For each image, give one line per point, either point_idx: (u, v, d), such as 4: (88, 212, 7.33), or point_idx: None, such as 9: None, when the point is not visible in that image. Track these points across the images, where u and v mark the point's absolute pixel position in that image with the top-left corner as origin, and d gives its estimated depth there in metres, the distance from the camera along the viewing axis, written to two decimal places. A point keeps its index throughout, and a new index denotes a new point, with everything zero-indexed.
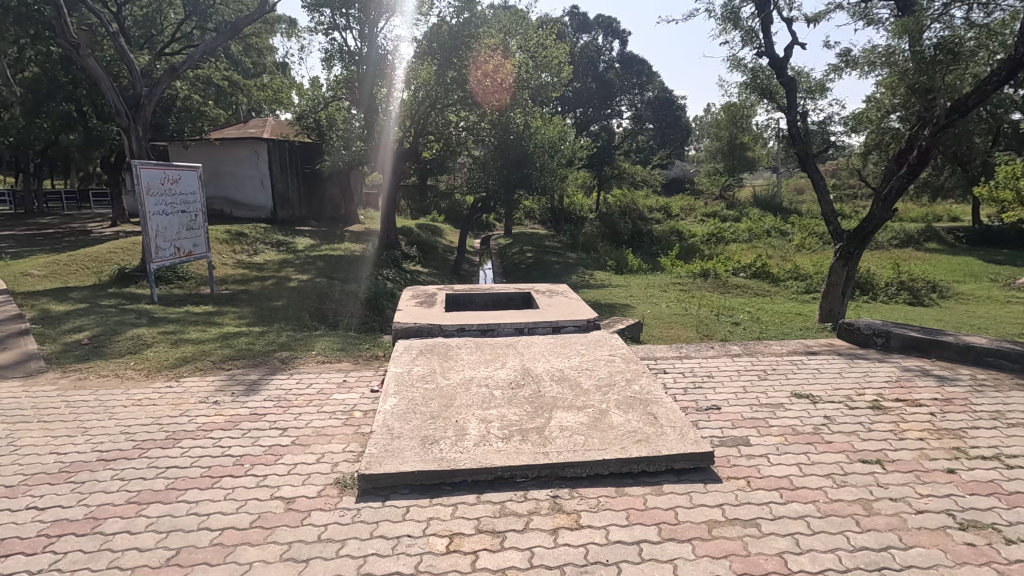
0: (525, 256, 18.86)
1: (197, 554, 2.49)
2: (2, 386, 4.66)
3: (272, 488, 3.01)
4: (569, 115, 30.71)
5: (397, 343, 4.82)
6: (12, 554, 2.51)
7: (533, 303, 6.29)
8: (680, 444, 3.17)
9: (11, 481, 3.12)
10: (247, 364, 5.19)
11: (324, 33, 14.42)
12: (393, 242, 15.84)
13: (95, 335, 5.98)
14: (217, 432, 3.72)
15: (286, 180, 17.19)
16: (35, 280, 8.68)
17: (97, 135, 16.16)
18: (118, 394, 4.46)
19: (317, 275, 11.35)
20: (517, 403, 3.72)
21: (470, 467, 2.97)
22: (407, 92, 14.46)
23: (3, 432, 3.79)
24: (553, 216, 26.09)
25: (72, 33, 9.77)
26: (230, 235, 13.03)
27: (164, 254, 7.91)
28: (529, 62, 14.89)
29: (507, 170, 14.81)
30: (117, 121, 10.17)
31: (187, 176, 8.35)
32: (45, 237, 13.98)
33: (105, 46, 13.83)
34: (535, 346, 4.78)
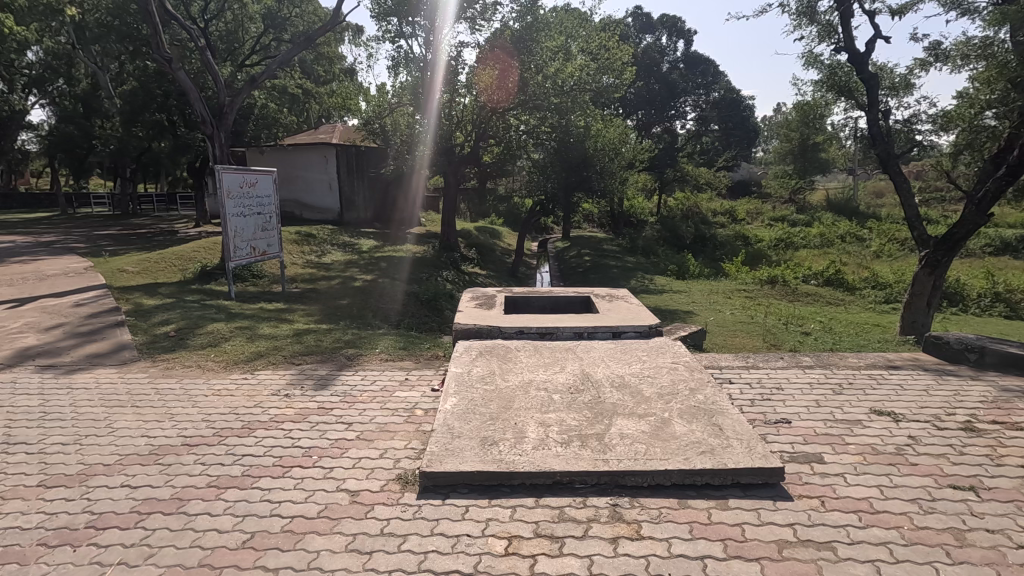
0: (583, 260, 18.72)
1: (270, 539, 2.61)
2: (99, 373, 5.09)
3: (338, 480, 3.12)
4: (630, 117, 30.29)
5: (458, 344, 4.90)
6: (109, 527, 2.73)
7: (593, 308, 6.22)
8: (748, 458, 3.04)
9: (108, 461, 3.40)
10: (316, 360, 5.43)
11: (390, 41, 14.90)
12: (452, 244, 16.14)
13: (181, 328, 6.44)
14: (288, 424, 3.90)
15: (352, 184, 17.91)
16: (129, 276, 9.43)
17: (184, 142, 17.36)
18: (200, 384, 4.77)
19: (380, 276, 11.71)
20: (576, 408, 3.68)
21: (528, 470, 2.97)
22: (469, 97, 14.64)
23: (102, 414, 4.14)
24: (612, 220, 25.81)
25: (165, 47, 10.54)
26: (300, 237, 13.73)
27: (241, 254, 8.41)
28: (591, 63, 14.72)
29: (568, 173, 15.54)
30: (202, 129, 10.86)
31: (264, 180, 8.83)
32: (139, 236, 15.21)
33: (192, 59, 14.91)
34: (594, 351, 4.73)
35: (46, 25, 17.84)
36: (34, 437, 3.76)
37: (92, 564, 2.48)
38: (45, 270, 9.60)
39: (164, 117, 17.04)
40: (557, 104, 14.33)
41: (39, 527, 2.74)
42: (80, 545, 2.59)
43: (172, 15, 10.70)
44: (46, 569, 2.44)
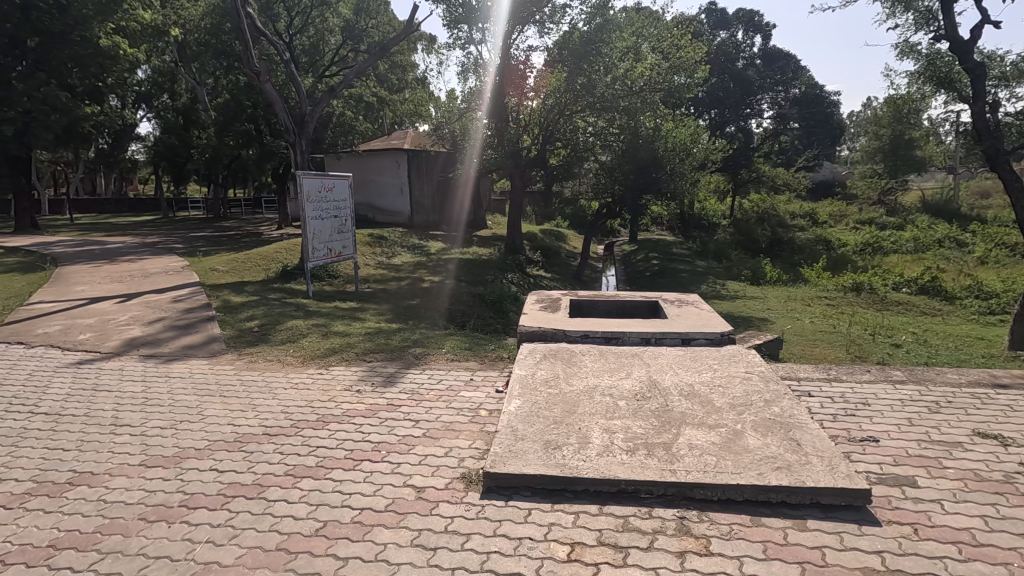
0: (651, 263, 18.34)
1: (340, 529, 2.72)
2: (193, 363, 5.52)
3: (405, 476, 3.21)
4: (702, 117, 28.99)
5: (523, 347, 4.91)
6: (198, 507, 2.94)
7: (661, 313, 6.06)
8: (829, 477, 2.85)
9: (199, 445, 3.68)
10: (385, 357, 5.62)
11: (461, 48, 15.26)
12: (518, 246, 16.21)
13: (263, 324, 6.86)
14: (359, 419, 4.06)
15: (422, 188, 18.50)
16: (219, 275, 10.18)
17: (269, 150, 18.54)
18: (280, 377, 5.06)
19: (447, 277, 11.98)
20: (642, 416, 3.59)
21: (592, 477, 2.93)
22: (537, 101, 15.03)
23: (195, 401, 4.49)
24: (682, 222, 25.13)
25: (254, 61, 11.28)
26: (373, 239, 14.33)
27: (318, 255, 8.86)
28: (662, 63, 14.64)
29: (634, 175, 14.96)
30: (286, 137, 11.55)
31: (340, 184, 9.26)
32: (229, 238, 16.40)
33: (278, 72, 16.01)
34: (662, 358, 4.60)
35: (154, 46, 19.73)
36: (138, 419, 4.13)
37: (184, 539, 2.68)
38: (149, 268, 10.55)
39: (253, 128, 18.16)
40: (627, 106, 14.32)
41: (140, 503, 3.00)
42: (173, 522, 2.81)
43: (261, 31, 11.44)
44: (145, 542, 2.67)
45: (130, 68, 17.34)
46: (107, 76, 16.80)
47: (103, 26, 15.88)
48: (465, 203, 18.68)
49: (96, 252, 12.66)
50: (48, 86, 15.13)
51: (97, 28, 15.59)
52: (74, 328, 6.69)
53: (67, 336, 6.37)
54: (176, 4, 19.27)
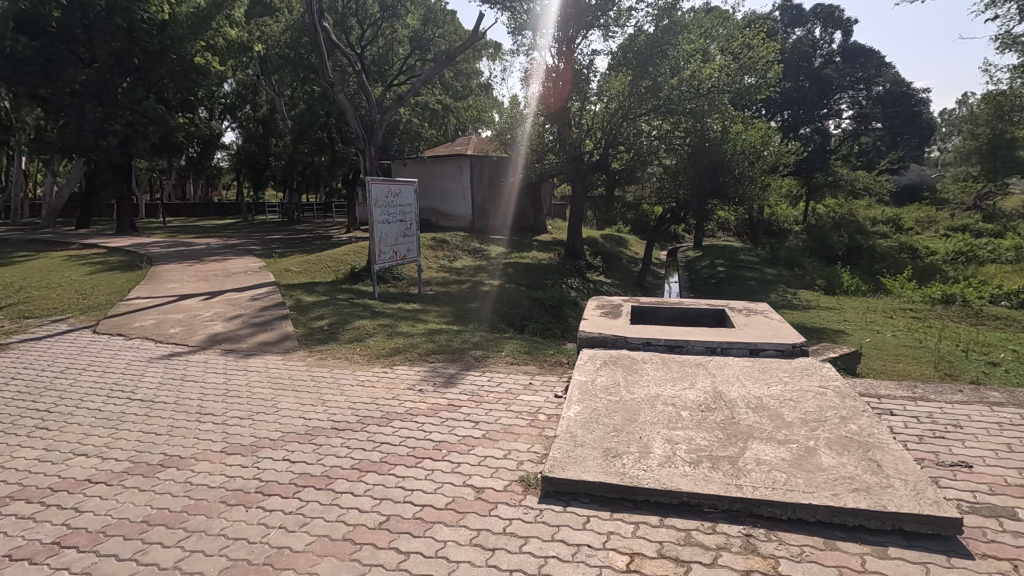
0: (716, 270, 17.80)
1: (403, 524, 2.81)
2: (268, 359, 5.85)
3: (464, 476, 3.26)
4: (773, 119, 27.46)
5: (582, 352, 4.88)
6: (272, 494, 3.12)
7: (728, 322, 5.84)
8: (913, 503, 2.65)
9: (274, 436, 3.91)
10: (446, 358, 5.75)
11: (525, 54, 15.39)
12: (578, 251, 16.14)
13: (332, 323, 7.18)
14: (421, 417, 4.18)
15: (484, 193, 18.79)
16: (293, 275, 10.76)
17: (340, 156, 19.04)
18: (348, 374, 5.29)
19: (507, 281, 12.10)
20: (706, 427, 3.48)
21: (653, 487, 2.86)
22: (600, 104, 14.67)
23: (270, 394, 4.77)
24: (751, 228, 24.24)
25: (329, 72, 11.86)
26: (435, 243, 14.71)
27: (385, 257, 9.18)
28: (731, 63, 14.44)
29: (701, 179, 14.45)
30: (357, 145, 12.04)
31: (407, 190, 9.56)
32: (302, 241, 17.30)
33: (350, 82, 16.98)
34: (729, 368, 4.44)
35: (240, 61, 21.12)
36: (220, 409, 4.43)
37: (259, 524, 2.84)
38: (231, 268, 11.29)
39: (326, 135, 18.96)
40: (693, 108, 13.98)
41: (221, 487, 3.22)
42: (250, 507, 2.99)
43: (335, 43, 11.97)
44: (226, 523, 2.86)
45: (218, 82, 18.68)
46: (198, 90, 18.12)
47: (196, 44, 17.23)
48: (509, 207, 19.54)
49: (186, 253, 13.69)
50: (147, 100, 16.54)
51: (191, 46, 16.93)
52: (165, 322, 7.26)
53: (160, 330, 6.93)
54: (259, 21, 20.54)
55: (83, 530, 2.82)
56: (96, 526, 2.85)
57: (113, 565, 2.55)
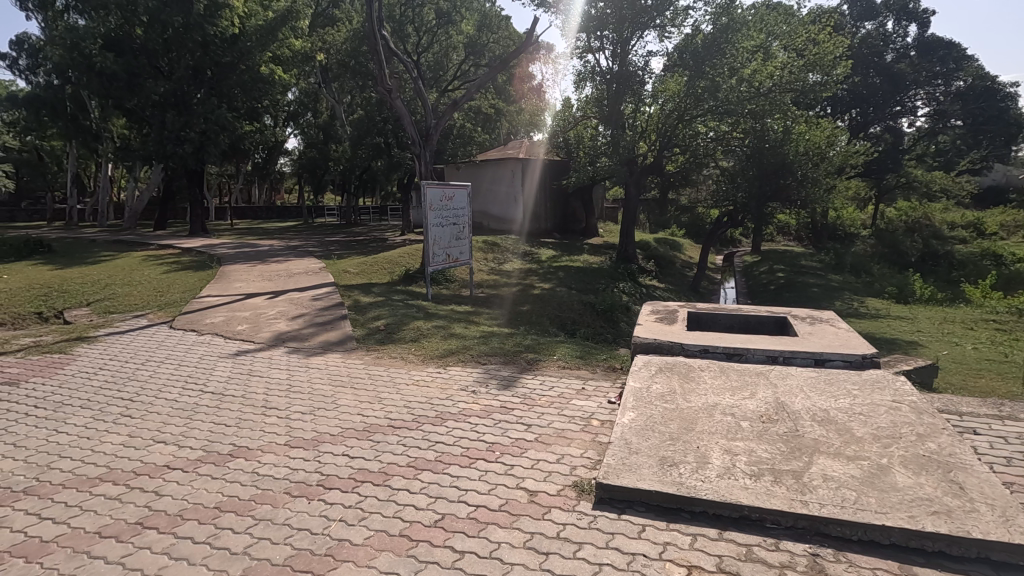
0: (775, 276, 17.14)
1: (458, 523, 2.85)
2: (328, 356, 6.07)
3: (518, 478, 3.28)
4: (840, 119, 25.96)
5: (637, 358, 4.80)
6: (333, 487, 3.24)
7: (790, 330, 5.61)
8: (1002, 530, 2.46)
9: (333, 431, 4.06)
10: (499, 361, 5.80)
11: (579, 56, 15.33)
12: (630, 256, 15.94)
13: (388, 323, 7.38)
14: (474, 418, 4.23)
15: (536, 197, 18.93)
16: (351, 276, 11.14)
17: (396, 162, 19.66)
18: (403, 373, 5.43)
19: (558, 284, 12.07)
20: (769, 439, 3.34)
21: (712, 499, 2.78)
22: (655, 106, 14.55)
23: (330, 391, 4.95)
24: (814, 232, 23.30)
25: (388, 80, 12.23)
26: (486, 246, 14.87)
27: (438, 260, 9.35)
28: (795, 60, 13.91)
29: (760, 181, 13.88)
30: (412, 150, 12.31)
31: (460, 194, 9.69)
32: (358, 243, 17.85)
33: (408, 88, 17.61)
34: (792, 379, 4.26)
35: (303, 70, 22.01)
36: (284, 404, 4.64)
37: (321, 516, 2.95)
38: (293, 269, 11.79)
39: (382, 140, 19.54)
40: (753, 108, 13.63)
41: (286, 479, 3.37)
42: (312, 499, 3.12)
43: (394, 51, 12.27)
44: (290, 514, 2.98)
45: (283, 92, 19.54)
46: (264, 99, 19.02)
47: (262, 55, 18.12)
48: (557, 210, 19.77)
49: (252, 254, 14.42)
50: (220, 108, 17.47)
51: (259, 56, 17.86)
52: (234, 320, 7.67)
53: (228, 327, 7.33)
54: (321, 31, 21.32)
55: (163, 513, 3.02)
56: (174, 510, 3.04)
57: (189, 547, 2.72)
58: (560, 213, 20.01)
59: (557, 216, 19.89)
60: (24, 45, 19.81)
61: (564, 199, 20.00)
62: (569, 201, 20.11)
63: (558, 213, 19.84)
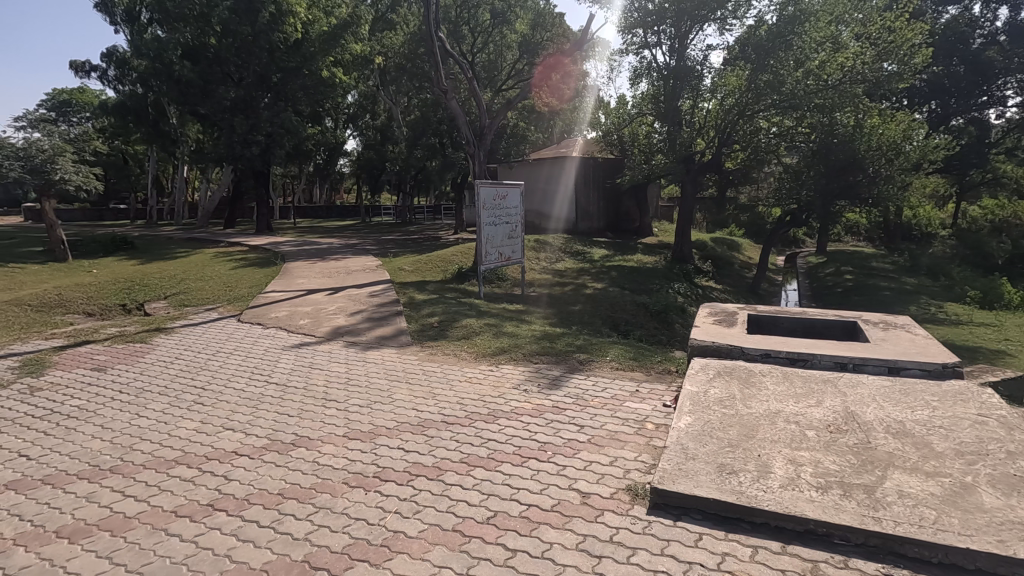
0: (842, 277, 16.28)
1: (509, 521, 2.85)
2: (384, 352, 6.24)
3: (570, 479, 3.26)
4: (917, 110, 24.16)
5: (694, 361, 4.66)
6: (389, 479, 3.32)
7: (861, 335, 5.30)
8: None
9: (389, 425, 4.16)
10: (551, 360, 5.77)
11: (635, 52, 15.05)
12: (686, 256, 15.55)
13: (441, 320, 7.50)
14: (526, 417, 4.24)
15: (587, 195, 18.77)
16: (406, 274, 11.41)
17: (450, 161, 19.99)
18: (455, 370, 5.50)
19: (611, 284, 11.90)
20: (836, 451, 3.17)
21: (774, 510, 2.66)
22: (713, 102, 14.19)
23: (386, 385, 5.08)
24: (885, 232, 21.92)
25: (444, 80, 12.40)
26: (537, 245, 14.87)
27: (491, 259, 9.40)
28: (869, 50, 13.13)
29: (827, 179, 13.21)
30: (466, 149, 12.45)
31: (513, 193, 9.71)
32: (413, 241, 18.24)
33: (463, 89, 17.86)
34: (863, 387, 4.02)
35: (362, 74, 22.64)
36: (343, 397, 4.80)
37: (377, 507, 3.03)
38: (352, 266, 12.19)
39: (437, 141, 19.95)
40: (821, 103, 12.84)
41: (344, 469, 3.48)
42: (369, 490, 3.20)
43: (450, 52, 12.42)
44: (348, 503, 3.08)
45: (343, 94, 20.18)
46: (326, 102, 19.74)
47: (325, 60, 18.82)
48: (610, 208, 19.54)
49: (313, 251, 15.00)
50: (285, 112, 18.31)
51: (321, 61, 18.57)
52: (296, 314, 8.01)
53: (291, 321, 7.66)
54: (380, 34, 21.84)
55: (232, 496, 3.19)
56: (242, 494, 3.21)
57: (256, 530, 2.85)
58: (613, 212, 19.75)
59: (611, 215, 19.64)
60: (112, 56, 21.35)
61: (618, 198, 19.73)
62: (623, 200, 19.80)
63: (612, 212, 19.60)
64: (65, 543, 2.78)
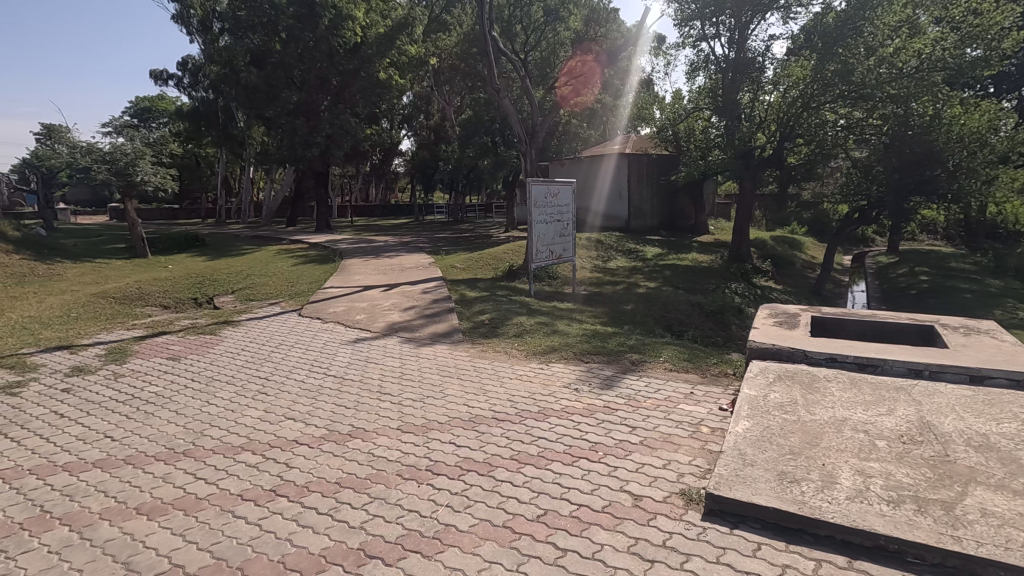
0: (917, 279, 15.24)
1: (560, 520, 2.84)
2: (437, 348, 6.34)
3: (622, 480, 3.21)
4: (1005, 98, 22.29)
5: (753, 364, 4.49)
6: (441, 473, 3.38)
7: (938, 341, 4.96)
8: None
9: (441, 419, 4.23)
10: (602, 360, 5.71)
11: (692, 45, 14.64)
12: (744, 255, 15.04)
13: (492, 318, 7.56)
14: (577, 416, 4.21)
15: (641, 192, 18.43)
16: (458, 271, 11.56)
17: (502, 159, 20.15)
18: (506, 367, 5.53)
19: (664, 284, 11.63)
20: (910, 463, 2.97)
21: (841, 523, 2.53)
22: (775, 94, 13.69)
23: (438, 381, 5.17)
24: (968, 231, 20.36)
25: (497, 79, 12.48)
26: (589, 243, 14.74)
27: (542, 257, 9.39)
28: (950, 34, 12.24)
29: (900, 173, 12.37)
30: (519, 147, 12.48)
31: (564, 191, 9.68)
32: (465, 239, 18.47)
33: (515, 88, 17.92)
34: (941, 396, 3.75)
35: (417, 75, 23.09)
36: (397, 391, 4.92)
37: (429, 500, 3.09)
38: (406, 264, 12.47)
39: (490, 139, 20.18)
40: (894, 92, 12.06)
41: (398, 461, 3.57)
42: (422, 483, 3.27)
43: (502, 50, 12.45)
44: (402, 495, 3.16)
45: (399, 96, 20.67)
46: (382, 103, 20.27)
47: (382, 62, 19.32)
48: (664, 205, 19.17)
49: (369, 249, 15.43)
50: (344, 114, 18.94)
51: (378, 63, 19.08)
52: (353, 310, 8.26)
53: (348, 316, 7.91)
54: (434, 35, 22.20)
55: (292, 483, 3.34)
56: (302, 481, 3.35)
57: (314, 517, 2.96)
58: (668, 209, 19.36)
59: (665, 212, 19.27)
60: (187, 65, 22.71)
61: (673, 195, 19.34)
62: (678, 197, 19.40)
63: (666, 209, 19.22)
64: (144, 520, 2.99)
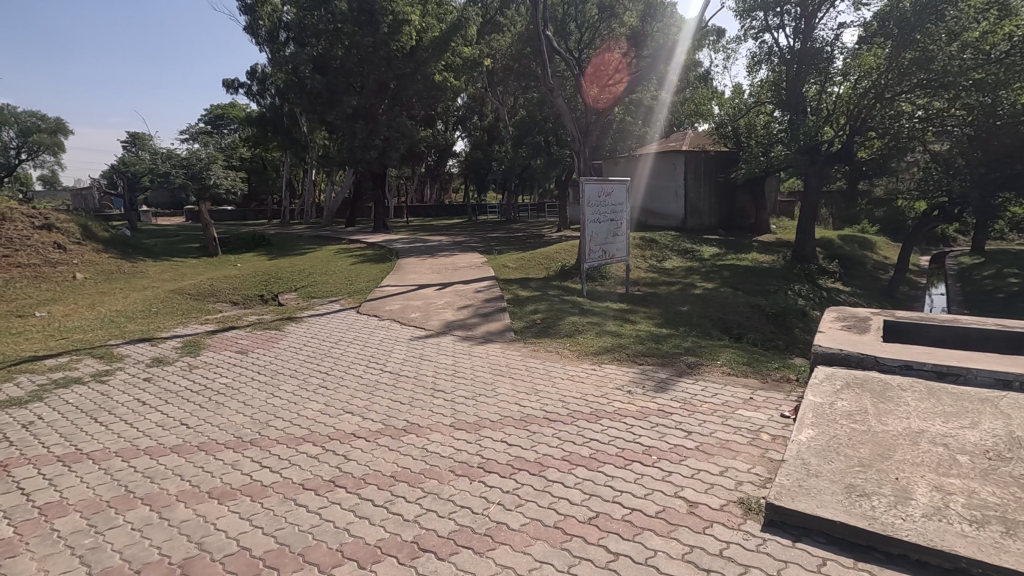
0: (1006, 281, 14.04)
1: (612, 523, 2.80)
2: (489, 346, 6.39)
3: (676, 486, 3.13)
4: None
5: (818, 370, 4.26)
6: (493, 471, 3.40)
7: None
8: None
9: (492, 418, 4.27)
10: (657, 362, 5.59)
11: (754, 37, 14.09)
12: (808, 255, 14.36)
13: (544, 317, 7.55)
14: (630, 418, 4.15)
15: (699, 190, 17.92)
16: (511, 271, 11.62)
17: (556, 158, 20.14)
18: (558, 367, 5.51)
19: (722, 285, 11.25)
20: (997, 481, 2.75)
21: (915, 542, 2.37)
22: (845, 86, 13.07)
23: (490, 379, 5.22)
24: None
25: (551, 78, 12.44)
26: (643, 242, 14.46)
27: (595, 257, 9.28)
28: None
29: (984, 168, 11.37)
30: (572, 146, 12.41)
31: (618, 189, 9.54)
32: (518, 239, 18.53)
33: (569, 86, 17.83)
34: None
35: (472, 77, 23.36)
36: (450, 388, 5.00)
37: (481, 497, 3.12)
38: (459, 263, 12.65)
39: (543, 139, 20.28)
40: (979, 79, 11.09)
41: (451, 457, 3.63)
42: (474, 480, 3.31)
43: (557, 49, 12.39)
44: (454, 490, 3.20)
45: (454, 97, 20.97)
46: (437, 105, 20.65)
47: (438, 64, 19.68)
48: (723, 204, 18.62)
49: (423, 248, 15.76)
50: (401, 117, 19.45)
51: (433, 65, 19.44)
52: (408, 308, 8.46)
53: (404, 314, 8.10)
54: (488, 37, 22.39)
55: (350, 475, 3.45)
56: (359, 473, 3.46)
57: (371, 508, 3.06)
58: (727, 208, 18.80)
59: (723, 211, 18.71)
60: (255, 73, 23.89)
61: (732, 193, 18.79)
62: (737, 195, 18.83)
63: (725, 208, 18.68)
64: (214, 503, 3.17)
